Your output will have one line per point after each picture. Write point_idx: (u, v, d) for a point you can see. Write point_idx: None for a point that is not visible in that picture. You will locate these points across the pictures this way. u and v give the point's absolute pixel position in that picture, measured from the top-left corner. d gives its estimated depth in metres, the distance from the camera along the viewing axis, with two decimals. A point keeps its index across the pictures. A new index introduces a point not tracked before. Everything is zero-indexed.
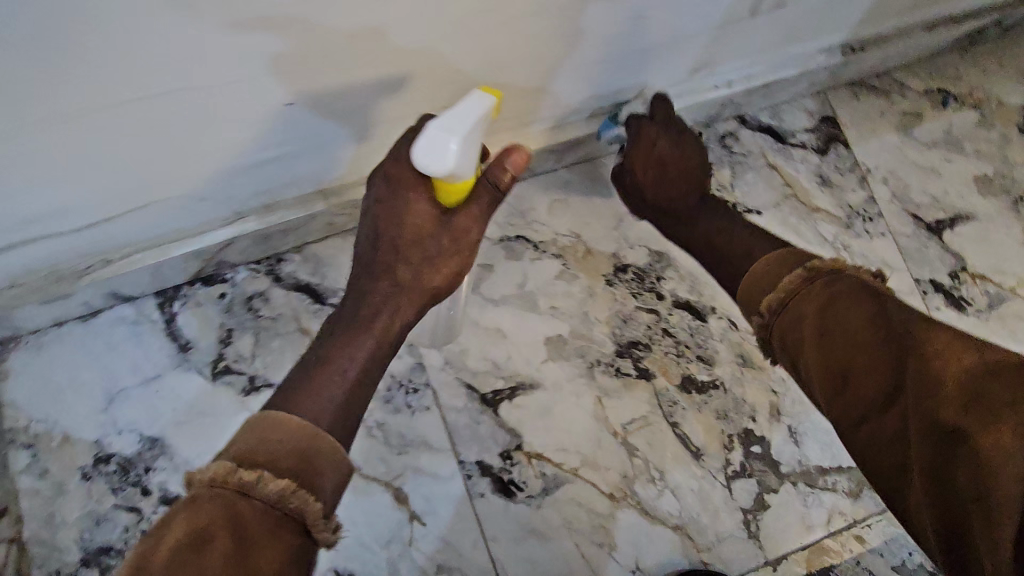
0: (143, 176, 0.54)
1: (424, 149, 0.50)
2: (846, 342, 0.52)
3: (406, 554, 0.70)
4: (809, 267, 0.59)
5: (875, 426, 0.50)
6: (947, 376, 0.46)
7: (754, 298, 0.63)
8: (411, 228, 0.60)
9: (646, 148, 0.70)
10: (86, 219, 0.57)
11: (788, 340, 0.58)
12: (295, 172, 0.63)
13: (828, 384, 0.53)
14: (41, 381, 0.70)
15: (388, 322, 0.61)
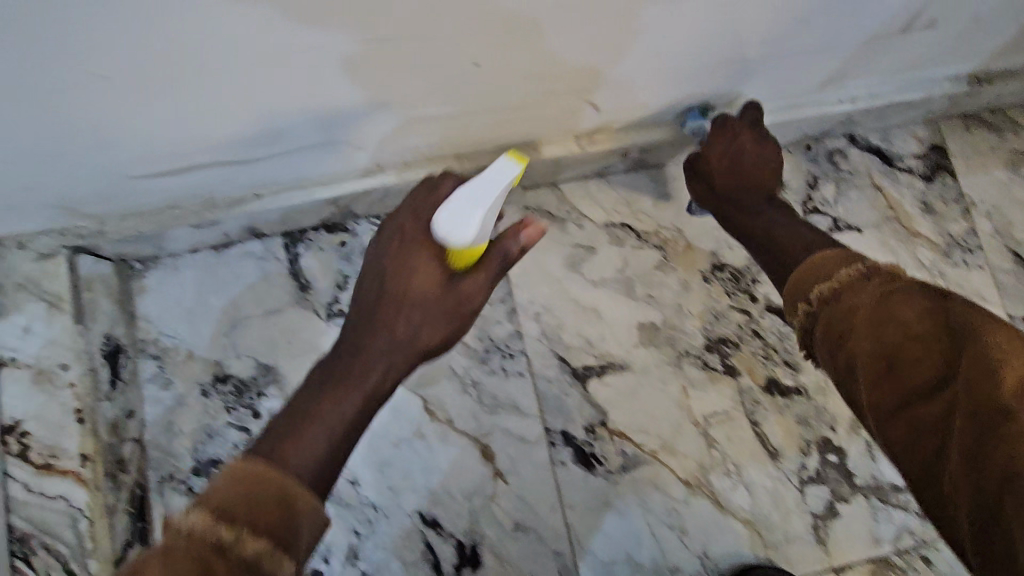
0: (317, 118, 0.59)
1: (447, 221, 0.54)
2: (904, 331, 0.49)
3: (488, 507, 0.74)
4: (864, 265, 0.57)
5: (918, 413, 0.47)
6: (1010, 369, 0.44)
7: (802, 288, 0.60)
8: (419, 286, 0.56)
9: (727, 137, 0.71)
10: (257, 154, 0.62)
11: (832, 330, 0.54)
12: (441, 134, 0.67)
13: (871, 371, 0.50)
14: (173, 300, 0.76)
15: (377, 383, 0.53)
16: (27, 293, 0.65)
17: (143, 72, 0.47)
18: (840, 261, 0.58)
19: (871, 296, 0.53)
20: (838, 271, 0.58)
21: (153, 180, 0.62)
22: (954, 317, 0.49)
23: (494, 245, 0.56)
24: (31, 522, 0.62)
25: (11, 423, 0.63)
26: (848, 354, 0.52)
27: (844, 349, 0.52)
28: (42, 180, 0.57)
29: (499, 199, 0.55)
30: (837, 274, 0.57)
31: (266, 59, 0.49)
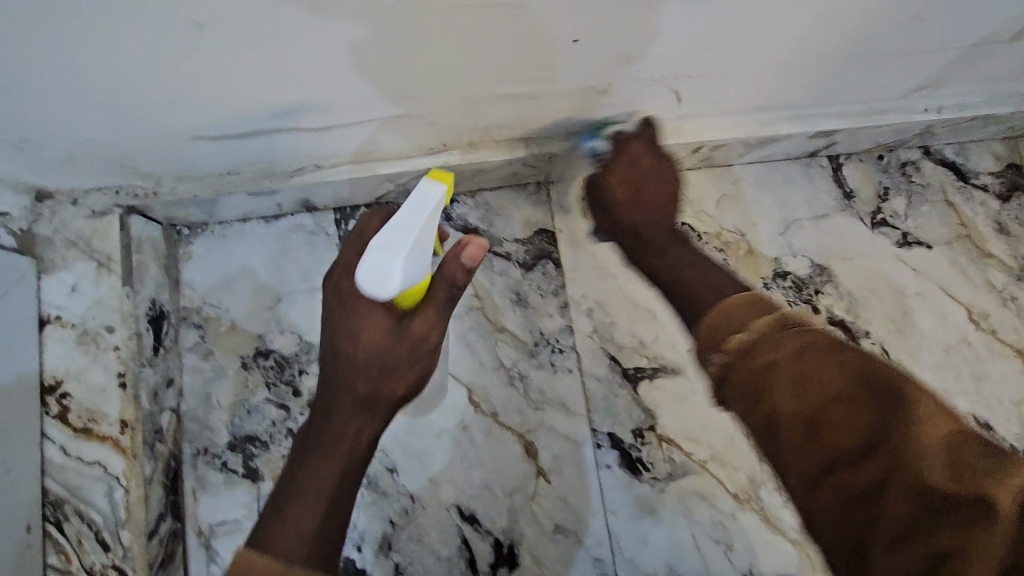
0: (393, 93, 0.56)
1: (369, 275, 0.51)
2: (829, 395, 0.44)
3: (528, 506, 0.71)
4: (774, 308, 0.49)
5: (845, 479, 0.43)
6: (935, 437, 0.41)
7: (710, 333, 0.50)
8: (366, 347, 0.55)
9: (625, 163, 0.67)
10: (326, 123, 0.60)
11: (741, 386, 0.47)
12: (514, 117, 0.64)
13: (795, 436, 0.45)
14: (219, 269, 0.74)
15: (349, 444, 0.55)
16: (77, 252, 0.64)
17: (226, 34, 0.45)
18: (752, 306, 0.50)
19: (788, 349, 0.46)
20: (740, 311, 0.50)
21: (213, 144, 0.60)
22: (876, 376, 0.44)
23: (439, 275, 0.56)
24: (66, 488, 0.61)
25: (53, 382, 0.62)
26: (766, 414, 0.46)
27: (762, 408, 0.46)
28: (104, 138, 0.56)
29: (421, 239, 0.52)
30: (733, 315, 0.50)
31: (358, 27, 0.47)
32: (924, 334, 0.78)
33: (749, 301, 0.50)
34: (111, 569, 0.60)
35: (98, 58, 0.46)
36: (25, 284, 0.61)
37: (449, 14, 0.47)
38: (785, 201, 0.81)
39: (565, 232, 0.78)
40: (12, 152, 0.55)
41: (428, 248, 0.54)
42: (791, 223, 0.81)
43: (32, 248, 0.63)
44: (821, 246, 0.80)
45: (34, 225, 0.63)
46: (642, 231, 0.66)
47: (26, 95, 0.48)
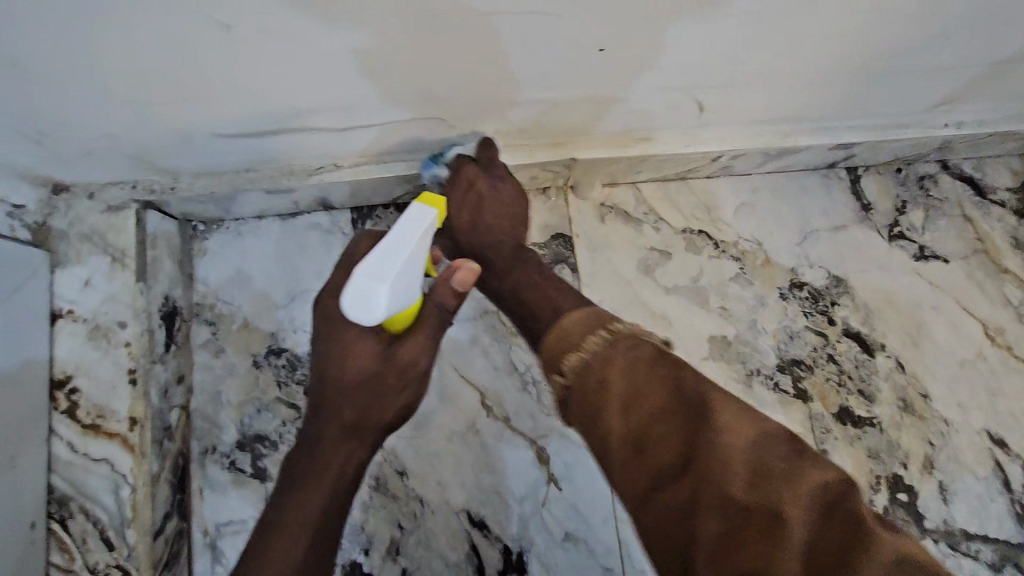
0: (417, 96, 0.56)
1: (352, 303, 0.48)
2: (646, 411, 0.47)
3: (538, 513, 0.71)
4: (609, 329, 0.51)
5: (665, 495, 0.45)
6: (738, 453, 0.44)
7: (556, 355, 0.52)
8: (355, 372, 0.56)
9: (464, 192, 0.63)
10: (348, 124, 0.59)
11: (583, 405, 0.49)
12: (535, 123, 0.64)
13: (625, 454, 0.47)
14: (232, 266, 0.74)
15: (339, 471, 0.57)
16: (90, 246, 0.63)
17: (255, 31, 0.45)
18: (587, 324, 0.52)
19: (621, 370, 0.48)
20: (581, 335, 0.52)
21: (232, 142, 0.59)
22: (688, 383, 0.47)
23: (430, 300, 0.58)
24: (72, 485, 0.59)
25: (63, 377, 0.61)
26: (603, 434, 0.48)
27: (600, 428, 0.48)
28: (123, 134, 0.55)
29: (408, 265, 0.51)
30: (572, 338, 0.52)
31: (387, 31, 0.46)
32: (939, 349, 0.78)
33: (596, 330, 0.52)
34: (116, 569, 0.59)
35: (124, 53, 0.45)
36: (39, 278, 0.60)
37: (480, 17, 0.46)
38: (803, 211, 0.81)
39: (581, 238, 0.78)
40: (30, 145, 0.54)
41: (417, 270, 0.53)
42: (808, 234, 0.80)
43: (46, 241, 0.62)
44: (838, 257, 0.80)
45: (48, 218, 0.62)
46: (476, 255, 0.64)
47: (48, 89, 0.48)
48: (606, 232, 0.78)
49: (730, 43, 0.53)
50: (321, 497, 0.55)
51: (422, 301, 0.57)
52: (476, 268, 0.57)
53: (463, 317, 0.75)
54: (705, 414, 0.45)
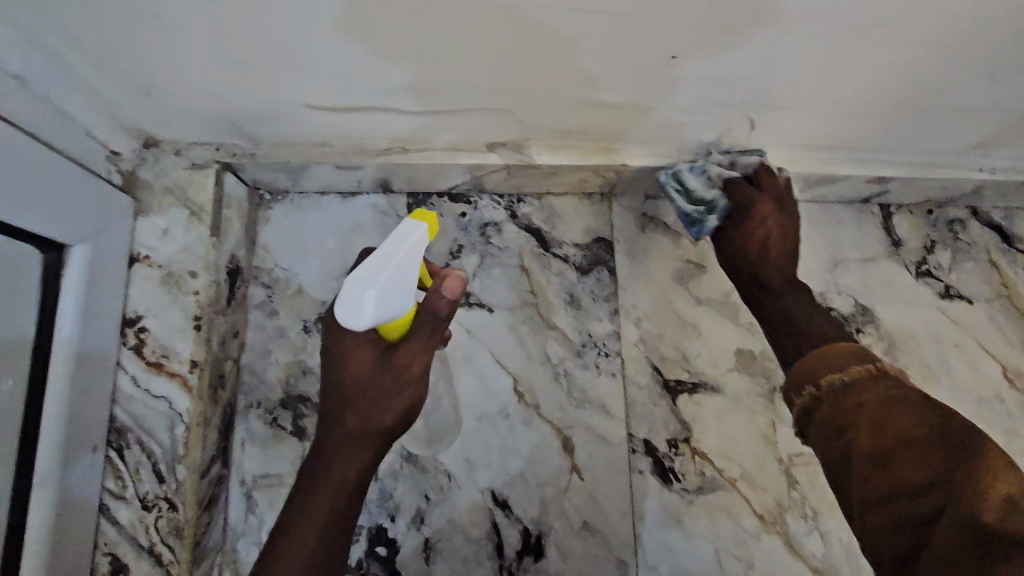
0: (498, 88, 0.60)
1: (342, 309, 0.51)
2: (900, 435, 0.50)
3: (559, 499, 0.73)
4: (877, 364, 0.55)
5: (898, 504, 0.47)
6: (911, 425, 0.50)
7: (804, 374, 0.59)
8: (354, 380, 0.58)
9: (759, 220, 0.70)
10: (425, 108, 0.63)
11: (827, 420, 0.55)
12: (598, 126, 0.68)
13: (864, 466, 0.50)
14: (292, 235, 0.78)
15: (341, 473, 0.58)
16: (172, 199, 0.68)
17: (371, 12, 0.49)
18: (854, 355, 0.57)
19: (877, 397, 0.53)
20: (848, 364, 0.56)
21: (318, 115, 0.64)
22: (903, 414, 0.51)
23: (421, 308, 0.57)
24: (132, 417, 0.63)
25: (133, 317, 0.65)
26: (849, 443, 0.52)
27: (845, 440, 0.52)
28: (225, 96, 0.59)
29: (397, 275, 0.52)
30: (842, 359, 0.57)
31: (486, 23, 0.51)
32: (958, 385, 0.80)
33: (864, 362, 0.56)
34: (163, 501, 0.61)
35: (244, 22, 0.49)
36: (124, 222, 0.65)
37: (569, 16, 0.50)
38: (835, 240, 0.84)
39: (622, 243, 0.82)
40: (140, 95, 0.58)
41: (412, 280, 0.54)
42: (839, 262, 0.84)
43: (133, 189, 0.67)
44: (865, 287, 0.83)
45: (137, 168, 0.67)
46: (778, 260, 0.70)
47: (171, 48, 0.52)
48: (646, 241, 0.82)
49: (794, 61, 0.57)
50: (328, 500, 0.57)
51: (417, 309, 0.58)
52: (463, 276, 0.57)
53: (504, 306, 0.79)
54: (974, 457, 0.46)
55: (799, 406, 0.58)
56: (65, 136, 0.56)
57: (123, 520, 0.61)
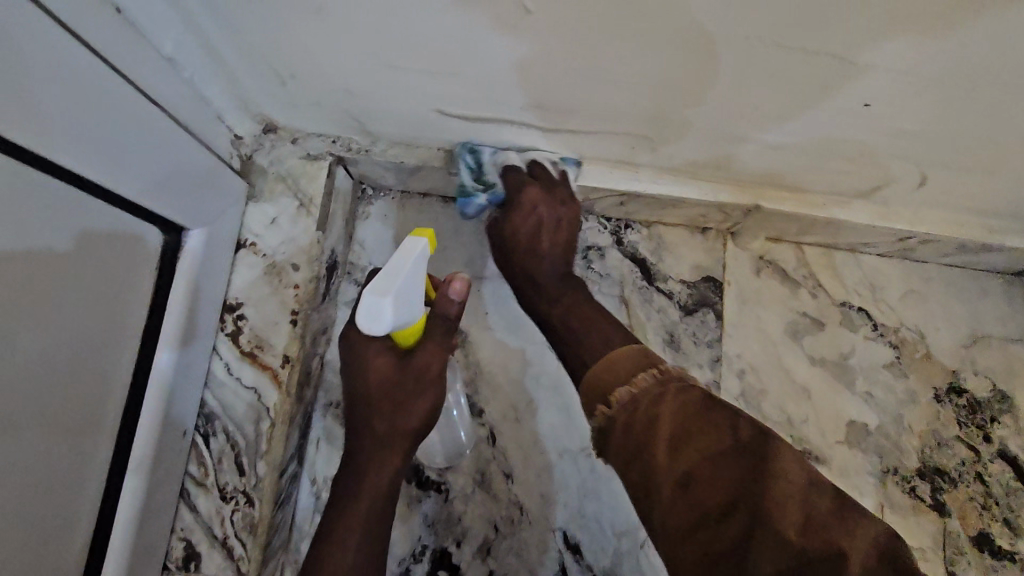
0: (643, 113, 0.55)
1: (361, 316, 0.48)
2: (696, 449, 0.45)
3: (635, 554, 0.68)
4: (660, 367, 0.50)
5: (709, 533, 0.43)
6: (709, 437, 0.45)
7: (596, 388, 0.51)
8: (377, 384, 0.55)
9: (524, 209, 0.64)
10: (559, 125, 0.59)
11: (625, 444, 0.48)
12: (739, 165, 0.63)
13: (670, 495, 0.45)
14: (391, 234, 0.77)
15: (374, 481, 0.56)
16: (283, 187, 0.67)
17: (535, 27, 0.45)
18: (637, 358, 0.51)
19: (667, 411, 0.47)
20: (630, 373, 0.50)
21: (443, 120, 0.61)
22: (695, 425, 0.46)
23: (434, 313, 0.57)
24: (220, 404, 0.62)
25: (233, 303, 0.64)
26: (648, 468, 0.46)
27: (643, 464, 0.46)
28: (360, 92, 0.57)
29: (410, 282, 0.49)
30: (627, 369, 0.51)
31: (655, 48, 0.46)
32: None
33: (649, 369, 0.50)
34: (241, 495, 0.60)
35: (398, 25, 0.47)
36: (237, 207, 0.64)
37: (760, 47, 0.44)
38: (975, 315, 0.76)
39: (733, 285, 0.77)
40: (276, 84, 0.57)
41: (421, 286, 0.52)
42: (977, 339, 0.76)
43: (248, 174, 0.66)
44: (1006, 370, 0.75)
45: (254, 153, 0.66)
46: (540, 258, 0.65)
47: (318, 40, 0.50)
48: (761, 286, 0.77)
49: (1002, 122, 0.49)
50: (365, 505, 0.55)
51: (430, 314, 0.57)
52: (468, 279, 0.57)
53: None
54: (764, 455, 0.44)
55: (595, 426, 0.50)
56: (197, 116, 0.55)
57: (201, 507, 0.60)
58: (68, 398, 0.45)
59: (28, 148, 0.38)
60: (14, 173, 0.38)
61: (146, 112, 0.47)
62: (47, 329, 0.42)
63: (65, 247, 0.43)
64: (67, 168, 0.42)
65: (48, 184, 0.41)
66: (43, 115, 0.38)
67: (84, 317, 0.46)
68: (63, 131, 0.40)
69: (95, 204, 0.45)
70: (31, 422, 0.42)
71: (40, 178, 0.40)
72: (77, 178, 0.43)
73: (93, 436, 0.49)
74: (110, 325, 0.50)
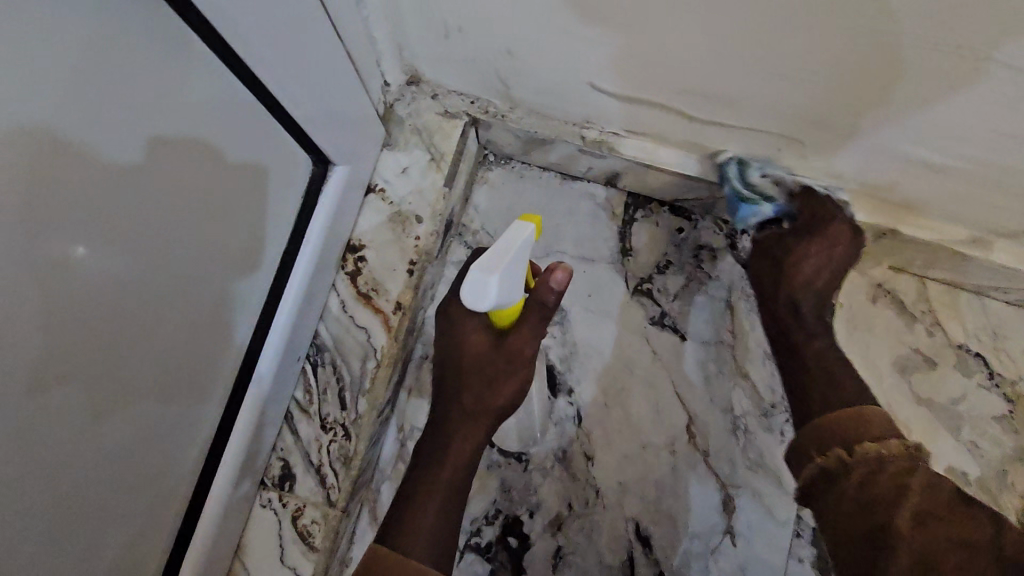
0: (804, 113, 0.53)
1: (463, 293, 0.44)
2: (951, 530, 0.46)
3: (705, 557, 0.68)
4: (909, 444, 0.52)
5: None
6: (941, 507, 0.48)
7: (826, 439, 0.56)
8: (470, 357, 0.56)
9: (825, 244, 0.63)
10: (710, 115, 0.58)
11: (858, 496, 0.51)
12: (889, 184, 0.60)
13: (908, 544, 0.46)
14: (508, 203, 0.77)
15: (457, 452, 0.55)
16: (418, 140, 0.68)
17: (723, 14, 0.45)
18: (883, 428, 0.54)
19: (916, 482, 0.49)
20: (882, 435, 0.54)
21: (592, 95, 0.60)
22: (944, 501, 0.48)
23: (530, 300, 0.52)
24: (332, 338, 0.64)
25: (356, 244, 0.66)
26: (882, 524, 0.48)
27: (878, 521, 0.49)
28: (518, 56, 0.57)
29: (515, 259, 0.45)
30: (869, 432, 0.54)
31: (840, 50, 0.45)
32: None
33: (897, 437, 0.53)
34: (340, 427, 0.62)
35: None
36: (374, 153, 0.66)
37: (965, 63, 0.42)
38: None
39: (845, 308, 0.74)
40: (438, 36, 0.58)
41: (524, 266, 0.48)
42: None
43: (387, 121, 0.68)
44: None
45: (395, 102, 0.68)
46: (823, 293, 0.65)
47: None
48: (875, 314, 0.74)
49: None
50: (446, 473, 0.55)
51: (526, 301, 0.53)
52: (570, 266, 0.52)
53: (699, 338, 0.74)
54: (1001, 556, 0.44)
55: (820, 467, 0.55)
56: (359, 53, 0.56)
57: (302, 432, 0.62)
58: (185, 324, 0.45)
59: (238, 55, 0.40)
60: (205, 76, 0.39)
61: (322, 34, 0.49)
62: (173, 258, 0.41)
63: (146, 145, 0.36)
64: (257, 81, 0.44)
65: (235, 86, 0.42)
66: (251, 25, 0.40)
67: (145, 238, 0.38)
68: (263, 40, 0.41)
69: (250, 126, 0.45)
70: (89, 366, 0.36)
71: (229, 84, 0.41)
72: (258, 90, 0.45)
73: (210, 361, 0.50)
74: (181, 244, 0.42)
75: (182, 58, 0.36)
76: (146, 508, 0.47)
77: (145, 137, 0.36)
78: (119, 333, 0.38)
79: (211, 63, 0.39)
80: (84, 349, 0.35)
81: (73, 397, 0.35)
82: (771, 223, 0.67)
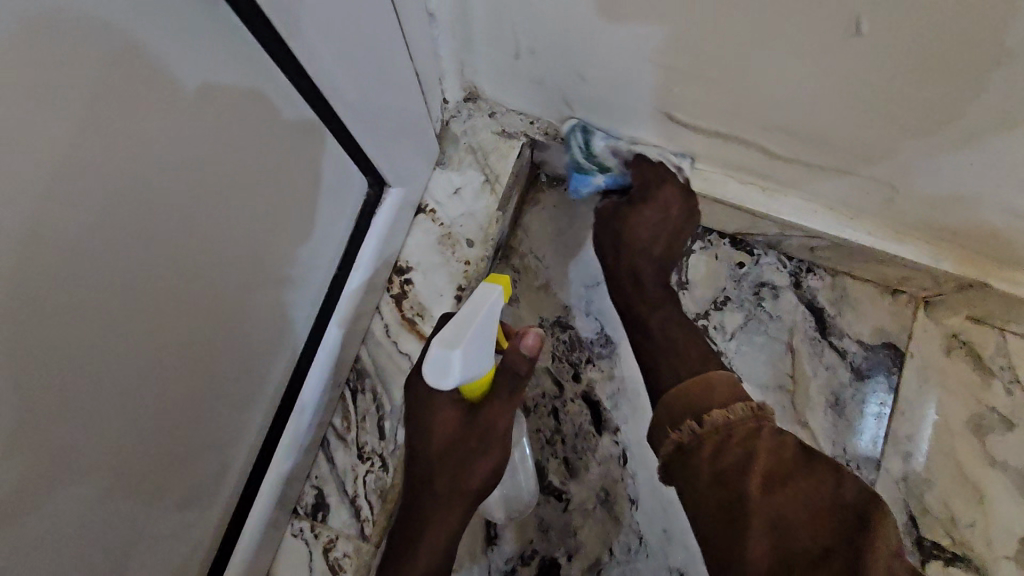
0: (894, 155, 0.49)
1: (426, 369, 0.43)
2: (790, 490, 0.44)
3: None
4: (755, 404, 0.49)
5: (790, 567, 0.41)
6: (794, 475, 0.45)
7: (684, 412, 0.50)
8: (438, 440, 0.50)
9: (657, 207, 0.59)
10: (791, 151, 0.54)
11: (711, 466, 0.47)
12: (980, 234, 0.55)
13: (761, 524, 0.43)
14: (557, 226, 0.74)
15: (429, 547, 0.51)
16: (472, 159, 0.65)
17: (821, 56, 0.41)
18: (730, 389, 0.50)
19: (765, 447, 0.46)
20: (729, 400, 0.49)
21: (664, 124, 0.56)
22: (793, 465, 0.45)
23: (501, 365, 0.49)
24: (375, 364, 0.62)
25: (403, 266, 0.63)
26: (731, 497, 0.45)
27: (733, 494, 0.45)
28: (586, 78, 0.54)
29: (482, 330, 0.44)
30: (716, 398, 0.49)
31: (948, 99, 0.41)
32: None
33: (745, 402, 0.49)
34: (377, 458, 0.59)
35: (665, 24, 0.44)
36: (427, 172, 0.63)
37: None
38: None
39: (916, 357, 0.69)
40: (505, 54, 0.55)
41: (494, 335, 0.46)
42: None
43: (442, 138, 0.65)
44: None
45: (451, 119, 0.65)
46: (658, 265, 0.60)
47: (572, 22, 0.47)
48: (949, 366, 0.69)
49: None
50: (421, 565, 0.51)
51: (497, 365, 0.49)
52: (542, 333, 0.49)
53: (756, 381, 0.69)
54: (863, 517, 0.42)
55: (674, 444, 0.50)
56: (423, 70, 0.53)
57: (338, 460, 0.60)
58: (219, 311, 0.40)
59: (303, 72, 0.38)
60: (269, 99, 0.37)
61: (390, 51, 0.46)
62: (210, 252, 0.37)
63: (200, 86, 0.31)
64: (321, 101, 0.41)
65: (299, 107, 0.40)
66: (322, 43, 0.37)
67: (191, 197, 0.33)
68: (332, 58, 0.39)
69: (303, 151, 0.43)
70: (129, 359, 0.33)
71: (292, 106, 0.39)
72: (322, 110, 0.42)
73: (246, 386, 0.47)
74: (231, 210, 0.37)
75: (245, 73, 0.33)
76: (180, 541, 0.46)
77: (203, 92, 0.31)
78: (151, 365, 0.35)
79: (273, 84, 0.36)
80: (114, 382, 0.32)
81: (103, 387, 0.32)
82: (614, 193, 0.63)
